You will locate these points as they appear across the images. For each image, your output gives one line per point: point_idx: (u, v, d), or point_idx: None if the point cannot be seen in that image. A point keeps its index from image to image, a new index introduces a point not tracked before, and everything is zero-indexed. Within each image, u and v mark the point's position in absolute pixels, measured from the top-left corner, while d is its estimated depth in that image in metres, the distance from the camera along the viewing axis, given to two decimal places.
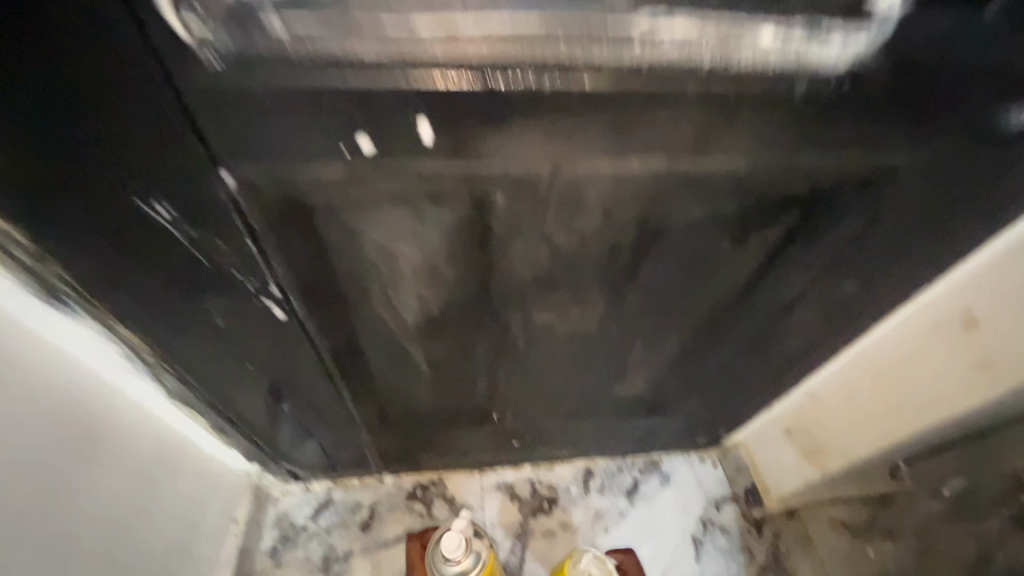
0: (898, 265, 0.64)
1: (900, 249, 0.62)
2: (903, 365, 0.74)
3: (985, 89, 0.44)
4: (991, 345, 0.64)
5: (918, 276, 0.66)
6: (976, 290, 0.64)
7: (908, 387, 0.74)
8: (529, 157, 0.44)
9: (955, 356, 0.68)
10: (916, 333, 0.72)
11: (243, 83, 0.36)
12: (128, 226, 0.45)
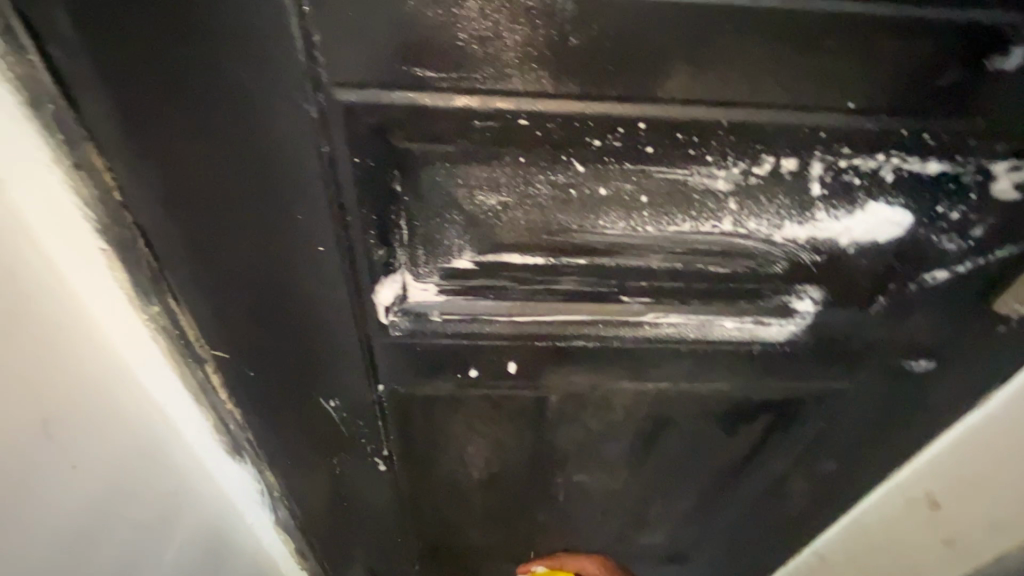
0: (871, 458, 0.80)
1: (868, 446, 0.78)
2: (890, 536, 0.86)
3: (893, 350, 0.63)
4: (952, 528, 0.76)
5: (889, 465, 0.81)
6: (932, 479, 0.78)
7: (897, 557, 0.85)
8: (578, 380, 0.65)
9: (928, 533, 0.79)
10: (896, 508, 0.84)
11: (406, 345, 0.59)
12: (306, 411, 0.67)
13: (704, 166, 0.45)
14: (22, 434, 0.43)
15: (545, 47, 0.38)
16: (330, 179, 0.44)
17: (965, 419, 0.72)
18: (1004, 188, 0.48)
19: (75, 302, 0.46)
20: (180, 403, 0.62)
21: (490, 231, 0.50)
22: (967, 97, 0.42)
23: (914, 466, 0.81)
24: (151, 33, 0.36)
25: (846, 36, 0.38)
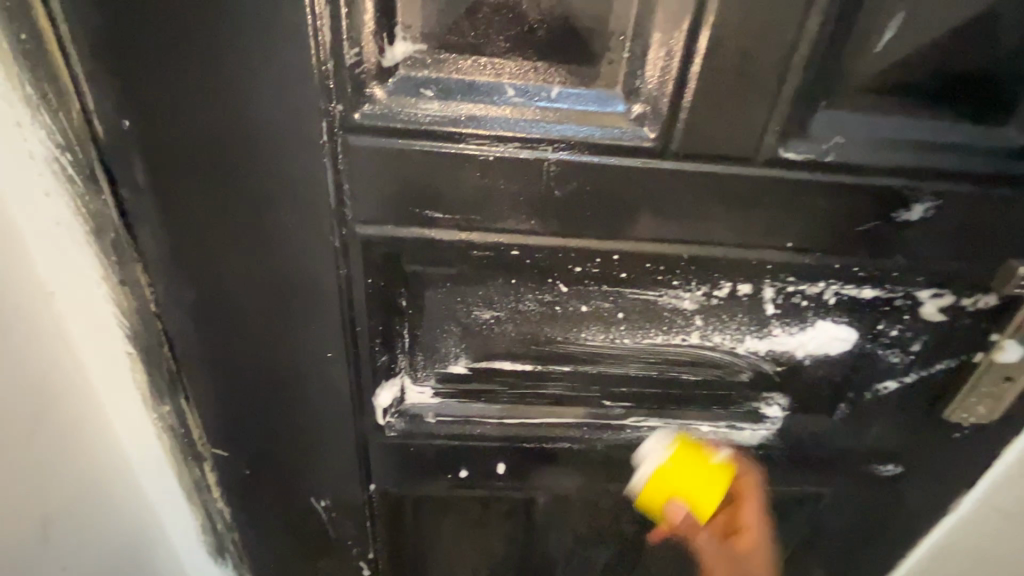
0: (860, 568, 0.79)
1: (856, 557, 0.78)
2: None
3: (863, 456, 0.67)
4: None
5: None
6: None
7: None
8: (564, 481, 0.67)
9: None
10: None
11: (401, 445, 0.62)
12: (296, 512, 0.67)
13: (671, 289, 0.52)
14: (24, 532, 0.45)
15: (532, 196, 0.46)
16: (344, 296, 0.51)
17: (942, 522, 0.73)
18: (931, 312, 0.55)
19: (85, 390, 0.52)
20: (168, 497, 0.63)
21: (484, 340, 0.55)
22: (885, 240, 0.49)
23: None
24: (208, 185, 0.44)
25: (779, 195, 0.46)
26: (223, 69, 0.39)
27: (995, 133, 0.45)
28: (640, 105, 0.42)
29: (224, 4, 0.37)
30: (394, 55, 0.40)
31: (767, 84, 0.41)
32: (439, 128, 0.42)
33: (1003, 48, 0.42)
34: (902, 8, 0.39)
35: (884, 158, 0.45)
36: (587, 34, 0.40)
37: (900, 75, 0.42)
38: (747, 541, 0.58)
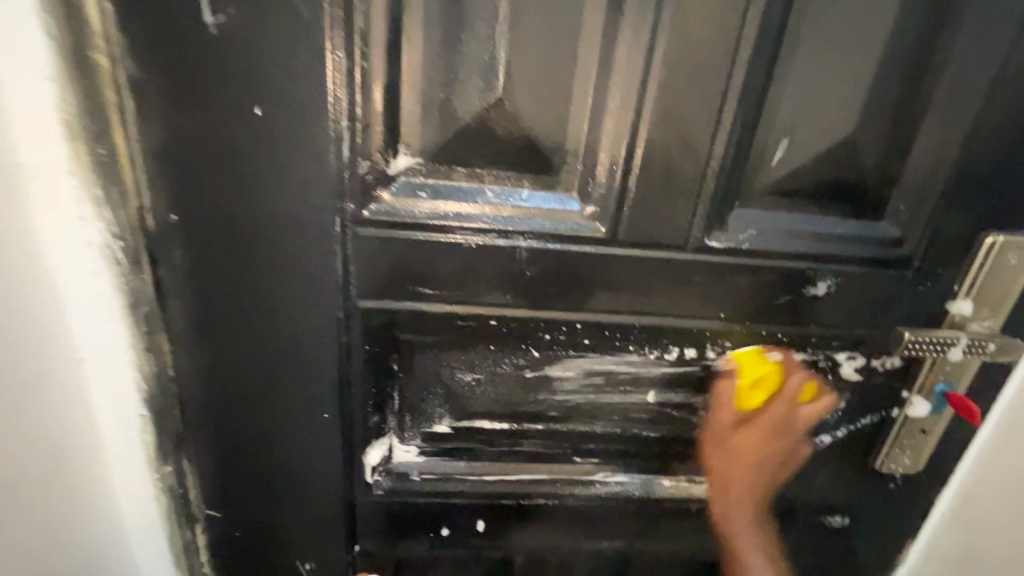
0: None
1: None
2: None
3: (812, 507, 0.73)
4: None
5: None
6: None
7: None
8: (540, 538, 0.71)
9: None
10: None
11: (386, 504, 0.66)
12: (279, 574, 0.69)
13: (628, 352, 0.60)
14: None
15: (507, 274, 0.55)
16: (343, 361, 0.57)
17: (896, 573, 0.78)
18: (849, 372, 0.64)
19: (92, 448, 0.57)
20: (153, 557, 0.65)
21: (466, 400, 0.62)
22: (801, 311, 0.59)
23: None
24: (233, 265, 0.52)
25: (709, 273, 0.57)
26: (260, 174, 0.48)
27: (875, 227, 0.57)
28: (593, 204, 0.53)
29: (267, 128, 0.47)
30: (396, 165, 0.50)
31: (690, 189, 0.52)
32: (430, 221, 0.52)
33: (867, 163, 0.54)
34: (785, 135, 0.52)
35: (790, 245, 0.56)
36: (549, 150, 0.51)
37: (793, 182, 0.54)
38: (772, 465, 0.62)
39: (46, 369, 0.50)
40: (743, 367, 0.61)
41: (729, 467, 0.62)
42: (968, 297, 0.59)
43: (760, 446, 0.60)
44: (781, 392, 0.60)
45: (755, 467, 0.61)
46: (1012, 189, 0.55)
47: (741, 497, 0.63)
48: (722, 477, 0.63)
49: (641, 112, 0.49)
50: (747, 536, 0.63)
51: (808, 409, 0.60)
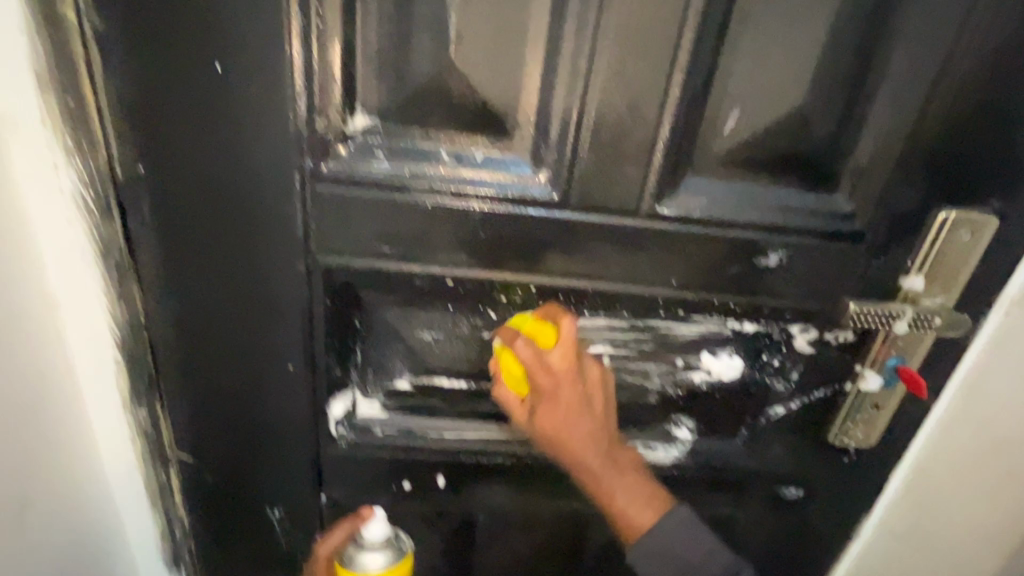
0: None
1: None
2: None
3: (768, 479, 0.74)
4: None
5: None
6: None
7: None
8: (499, 496, 0.74)
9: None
10: None
11: (350, 456, 0.69)
12: (251, 517, 0.73)
13: (582, 317, 0.62)
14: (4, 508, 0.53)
15: (463, 235, 0.57)
16: (305, 314, 0.60)
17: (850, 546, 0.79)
18: (802, 345, 0.65)
19: (71, 388, 0.60)
20: (133, 495, 0.70)
21: (426, 357, 0.65)
22: (752, 282, 0.61)
23: None
24: (199, 217, 0.54)
25: (661, 241, 0.58)
26: (222, 129, 0.51)
27: (827, 200, 0.58)
28: (546, 168, 0.55)
29: (228, 84, 0.49)
30: (354, 124, 0.52)
31: (640, 155, 0.54)
32: (388, 180, 0.54)
33: (819, 135, 0.55)
34: (737, 105, 0.53)
35: (741, 215, 0.57)
36: (502, 113, 0.53)
37: (745, 153, 0.55)
38: (597, 405, 0.58)
39: (23, 309, 0.53)
40: (534, 335, 0.56)
41: (551, 421, 0.57)
42: (919, 274, 0.60)
43: (555, 406, 0.56)
44: (540, 360, 0.54)
45: (574, 418, 0.57)
46: (966, 165, 0.56)
47: (588, 449, 0.58)
48: (558, 439, 0.58)
49: (592, 77, 0.51)
50: (616, 478, 0.59)
51: (553, 354, 0.55)
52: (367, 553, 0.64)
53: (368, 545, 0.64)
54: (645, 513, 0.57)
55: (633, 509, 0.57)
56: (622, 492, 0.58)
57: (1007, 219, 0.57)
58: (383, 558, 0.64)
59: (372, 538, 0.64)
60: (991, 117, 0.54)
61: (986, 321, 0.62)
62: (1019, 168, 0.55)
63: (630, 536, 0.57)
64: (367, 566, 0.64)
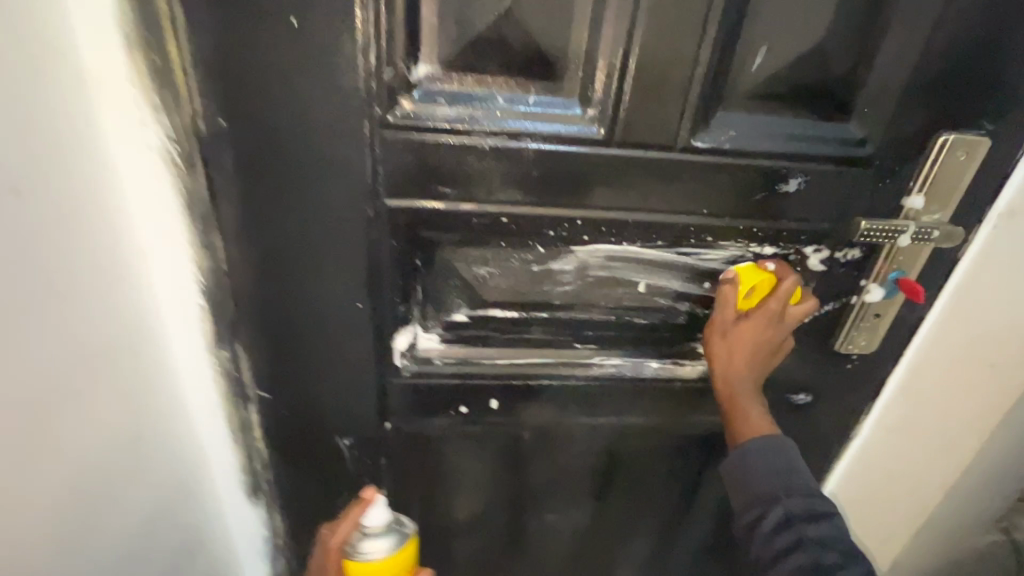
0: None
1: None
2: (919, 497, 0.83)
3: (781, 387, 0.83)
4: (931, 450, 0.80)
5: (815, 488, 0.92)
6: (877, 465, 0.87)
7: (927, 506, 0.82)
8: (545, 415, 0.83)
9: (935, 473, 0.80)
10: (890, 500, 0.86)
11: (412, 385, 0.77)
12: (323, 448, 0.80)
13: (622, 247, 0.69)
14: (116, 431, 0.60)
15: (516, 175, 0.62)
16: (373, 255, 0.66)
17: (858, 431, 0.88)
18: (816, 264, 0.73)
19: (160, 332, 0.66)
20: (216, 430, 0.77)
21: (481, 291, 0.71)
22: (774, 207, 0.68)
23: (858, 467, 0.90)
24: (275, 168, 0.58)
25: (694, 172, 0.64)
26: (297, 82, 0.54)
27: (842, 129, 0.64)
28: (593, 108, 0.60)
29: (302, 39, 0.53)
30: (417, 73, 0.56)
31: (679, 93, 0.59)
32: (449, 126, 0.59)
33: (838, 68, 0.61)
34: (765, 42, 0.58)
35: (767, 145, 0.63)
36: (553, 58, 0.57)
37: (772, 86, 0.61)
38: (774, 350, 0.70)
39: (121, 261, 0.58)
40: (767, 281, 0.70)
41: (748, 346, 0.69)
42: (920, 193, 0.67)
43: (758, 335, 0.69)
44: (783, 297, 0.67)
45: (755, 353, 0.70)
46: (966, 91, 0.62)
47: (743, 371, 0.70)
48: (727, 348, 0.70)
49: (637, 19, 0.55)
50: (750, 401, 0.71)
51: (794, 307, 0.69)
52: (369, 539, 0.72)
53: (371, 531, 0.73)
54: (764, 429, 0.69)
55: (756, 423, 0.69)
56: (752, 409, 0.70)
57: (998, 140, 0.64)
58: (388, 541, 0.73)
59: (373, 524, 0.73)
60: (990, 46, 0.60)
61: (977, 232, 0.71)
62: (1010, 92, 0.62)
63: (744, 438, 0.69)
64: (369, 551, 0.72)
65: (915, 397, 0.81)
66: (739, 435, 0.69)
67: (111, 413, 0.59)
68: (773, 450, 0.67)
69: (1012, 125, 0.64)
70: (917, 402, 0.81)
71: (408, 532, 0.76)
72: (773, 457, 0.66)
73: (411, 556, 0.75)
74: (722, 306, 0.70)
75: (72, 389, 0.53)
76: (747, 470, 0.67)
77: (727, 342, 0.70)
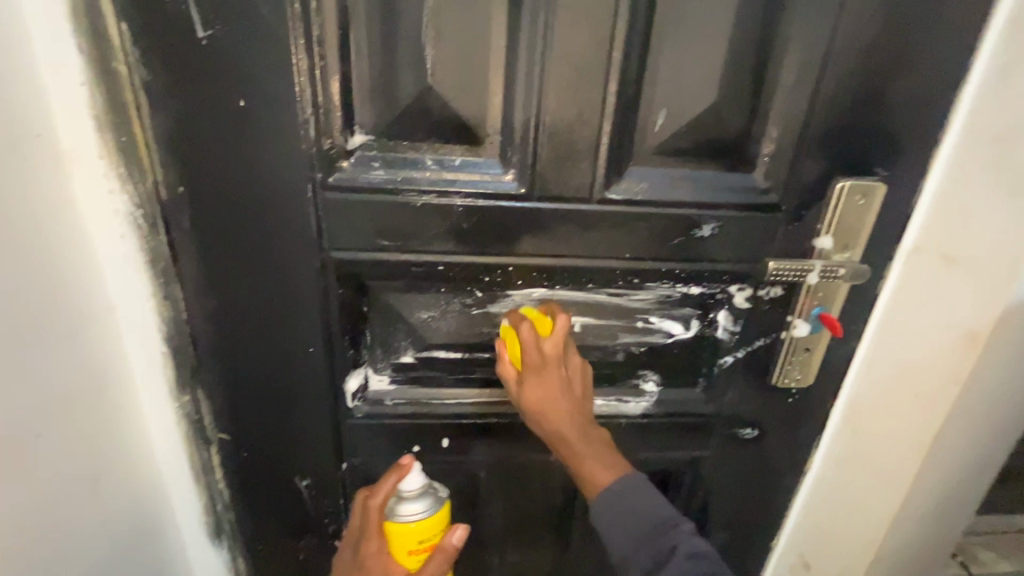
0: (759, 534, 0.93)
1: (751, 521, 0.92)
2: (865, 531, 0.84)
3: (726, 421, 0.86)
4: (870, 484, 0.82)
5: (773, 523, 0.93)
6: (829, 500, 0.89)
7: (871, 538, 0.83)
8: (496, 453, 0.85)
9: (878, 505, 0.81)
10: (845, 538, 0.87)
11: (365, 425, 0.80)
12: (281, 490, 0.83)
13: (554, 290, 0.74)
14: (78, 474, 0.65)
15: (448, 228, 0.69)
16: (322, 303, 0.71)
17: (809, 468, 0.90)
18: (741, 302, 0.78)
19: (126, 379, 0.72)
20: (180, 472, 0.81)
21: (426, 334, 0.77)
22: (692, 250, 0.73)
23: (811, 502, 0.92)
24: (228, 227, 0.65)
25: (613, 221, 0.70)
26: (245, 154, 0.62)
27: (746, 179, 0.71)
28: (513, 167, 0.67)
29: (249, 118, 0.60)
30: (354, 142, 0.64)
31: (588, 152, 0.66)
32: (384, 186, 0.66)
33: (733, 126, 0.68)
34: (662, 106, 0.66)
35: (677, 195, 0.70)
36: (473, 126, 0.65)
37: (675, 144, 0.68)
38: (569, 390, 0.69)
39: (88, 314, 0.65)
40: (535, 324, 0.69)
41: (542, 397, 0.67)
42: (828, 235, 0.72)
43: (539, 389, 0.67)
44: (537, 344, 0.67)
45: (535, 410, 0.68)
46: (855, 143, 0.68)
47: (561, 424, 0.68)
48: (539, 408, 0.68)
49: (543, 92, 0.63)
50: (581, 453, 0.69)
51: (547, 342, 0.68)
52: (406, 503, 0.73)
53: (406, 495, 0.73)
54: (607, 474, 0.67)
55: (597, 470, 0.68)
56: (591, 455, 0.68)
57: (894, 184, 0.70)
58: (422, 505, 0.73)
59: (409, 489, 0.73)
60: (870, 104, 0.66)
61: (891, 268, 0.76)
62: (897, 142, 0.68)
63: (594, 491, 0.67)
64: (407, 514, 0.72)
65: (855, 430, 0.84)
66: (590, 484, 0.68)
67: (72, 456, 0.64)
68: (623, 493, 0.66)
69: (904, 172, 0.69)
70: (857, 435, 0.84)
71: (443, 497, 0.76)
72: (629, 498, 0.66)
73: (443, 521, 0.75)
74: (510, 369, 0.70)
75: (31, 432, 0.58)
76: (605, 523, 0.66)
77: (533, 404, 0.68)
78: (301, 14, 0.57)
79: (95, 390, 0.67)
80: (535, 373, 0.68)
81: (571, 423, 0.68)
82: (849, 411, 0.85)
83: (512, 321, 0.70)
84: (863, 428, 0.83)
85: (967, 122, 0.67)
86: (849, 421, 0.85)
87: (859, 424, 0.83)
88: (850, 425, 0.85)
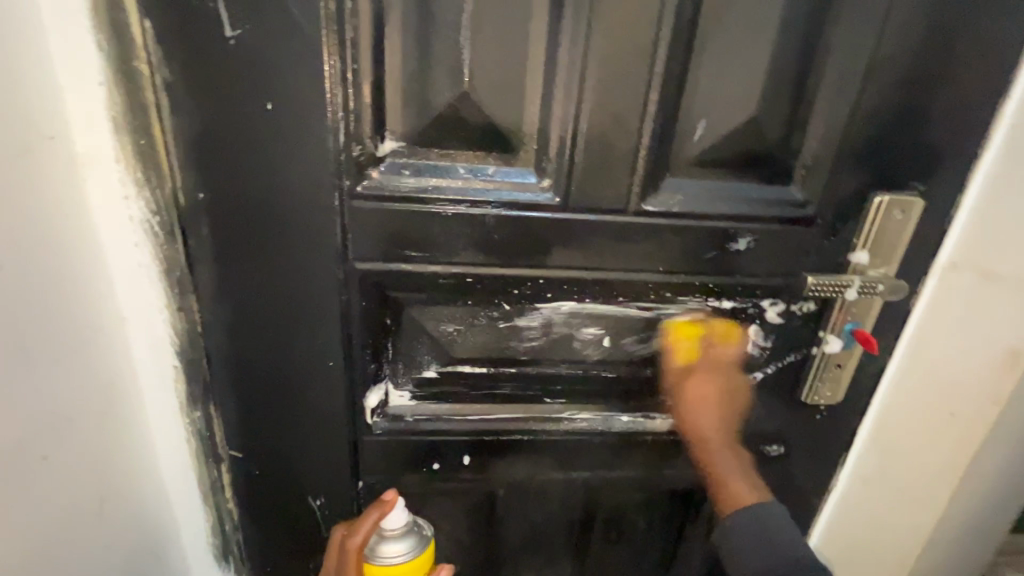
0: None
1: None
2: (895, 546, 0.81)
3: (755, 438, 0.83)
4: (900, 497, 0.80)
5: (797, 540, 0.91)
6: (850, 511, 0.87)
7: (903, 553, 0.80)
8: (517, 471, 0.82)
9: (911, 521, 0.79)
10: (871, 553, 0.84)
11: (385, 441, 0.77)
12: (293, 509, 0.79)
13: (584, 303, 0.72)
14: (85, 496, 0.61)
15: (479, 237, 0.66)
16: (344, 314, 0.68)
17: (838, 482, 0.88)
18: (774, 317, 0.76)
19: (135, 392, 0.69)
20: (189, 490, 0.77)
21: (450, 348, 0.74)
22: (726, 263, 0.71)
23: (834, 515, 0.89)
24: (249, 236, 0.62)
25: (647, 232, 0.68)
26: (270, 159, 0.59)
27: (783, 192, 0.69)
28: (547, 176, 0.64)
29: (275, 123, 0.58)
30: (383, 149, 0.61)
31: (625, 162, 0.64)
32: (413, 195, 0.63)
33: (772, 137, 0.66)
34: (702, 117, 0.64)
35: (713, 208, 0.68)
36: (509, 133, 0.62)
37: (714, 154, 0.66)
38: (736, 400, 0.76)
39: (98, 325, 0.62)
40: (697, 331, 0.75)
41: (712, 395, 0.74)
42: (863, 249, 0.71)
43: (707, 387, 0.74)
44: (711, 346, 0.76)
45: (721, 404, 0.74)
46: (895, 157, 0.67)
47: (718, 430, 0.74)
48: (699, 410, 0.74)
49: (583, 99, 0.61)
50: (727, 460, 0.73)
51: (723, 345, 0.76)
52: (389, 543, 0.70)
53: (388, 534, 0.71)
54: (752, 493, 0.70)
55: (739, 487, 0.71)
56: (734, 474, 0.72)
57: (932, 199, 0.69)
58: (406, 545, 0.71)
59: (392, 527, 0.71)
60: (912, 117, 0.65)
61: (925, 284, 0.74)
62: (937, 157, 0.67)
63: (734, 505, 0.70)
64: (391, 554, 0.70)
65: (884, 448, 0.82)
66: (727, 500, 0.71)
67: (79, 477, 0.60)
68: (760, 517, 0.68)
69: (943, 186, 0.68)
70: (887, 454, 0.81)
71: (426, 535, 0.74)
72: (761, 521, 0.67)
73: (427, 560, 0.73)
74: (673, 363, 0.76)
75: (37, 454, 0.54)
76: (738, 534, 0.68)
77: (695, 401, 0.74)
78: (335, 14, 0.54)
79: (104, 405, 0.63)
80: (705, 369, 0.76)
81: (728, 431, 0.75)
82: (880, 427, 0.82)
83: (693, 319, 0.75)
84: (894, 446, 0.80)
85: (1006, 139, 0.66)
86: (878, 439, 0.83)
87: (890, 442, 0.81)
88: (880, 442, 0.82)
